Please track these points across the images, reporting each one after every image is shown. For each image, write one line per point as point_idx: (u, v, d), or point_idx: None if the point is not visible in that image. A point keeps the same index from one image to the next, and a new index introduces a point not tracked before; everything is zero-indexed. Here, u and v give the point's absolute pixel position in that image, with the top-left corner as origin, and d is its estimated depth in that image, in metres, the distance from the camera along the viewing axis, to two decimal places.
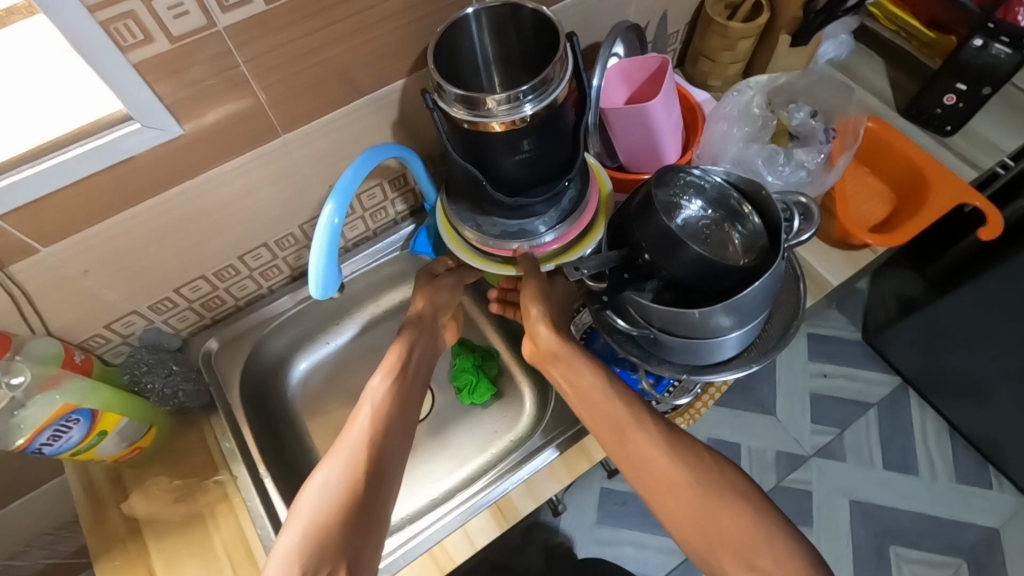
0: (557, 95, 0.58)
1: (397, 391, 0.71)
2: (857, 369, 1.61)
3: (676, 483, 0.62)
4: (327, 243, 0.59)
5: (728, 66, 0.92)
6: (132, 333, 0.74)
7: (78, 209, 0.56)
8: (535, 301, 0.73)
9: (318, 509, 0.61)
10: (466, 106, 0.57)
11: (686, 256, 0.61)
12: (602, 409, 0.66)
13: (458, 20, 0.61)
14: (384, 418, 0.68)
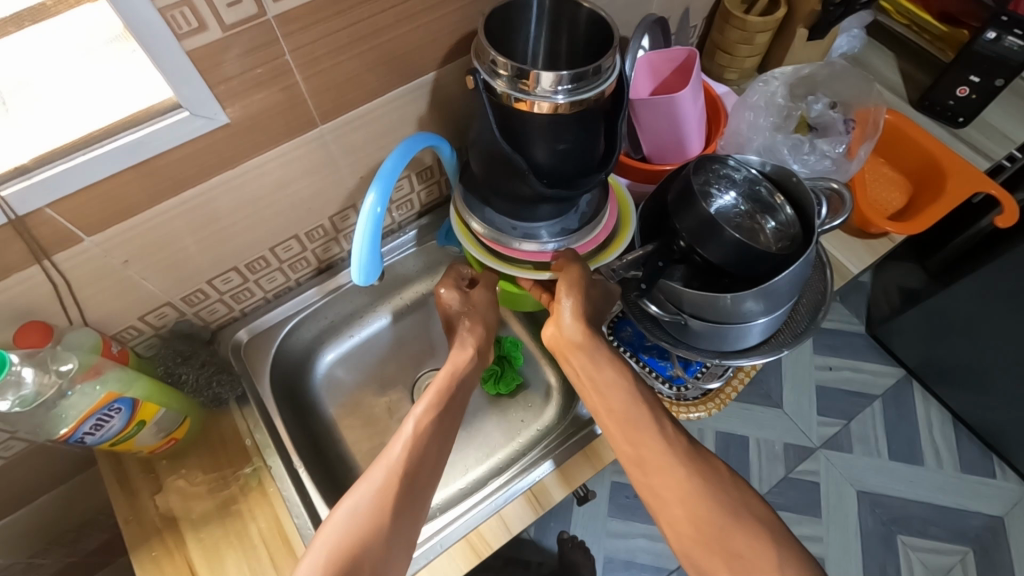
0: (603, 88, 0.57)
1: (437, 422, 0.69)
2: (862, 362, 1.64)
3: (684, 489, 0.61)
4: (368, 233, 0.60)
5: (745, 60, 0.94)
6: (165, 325, 0.74)
7: (123, 197, 0.57)
8: (569, 296, 0.67)
9: (352, 521, 0.59)
10: (511, 79, 0.56)
11: (725, 240, 0.62)
12: (620, 406, 0.65)
13: (519, 5, 0.61)
14: (422, 447, 0.66)
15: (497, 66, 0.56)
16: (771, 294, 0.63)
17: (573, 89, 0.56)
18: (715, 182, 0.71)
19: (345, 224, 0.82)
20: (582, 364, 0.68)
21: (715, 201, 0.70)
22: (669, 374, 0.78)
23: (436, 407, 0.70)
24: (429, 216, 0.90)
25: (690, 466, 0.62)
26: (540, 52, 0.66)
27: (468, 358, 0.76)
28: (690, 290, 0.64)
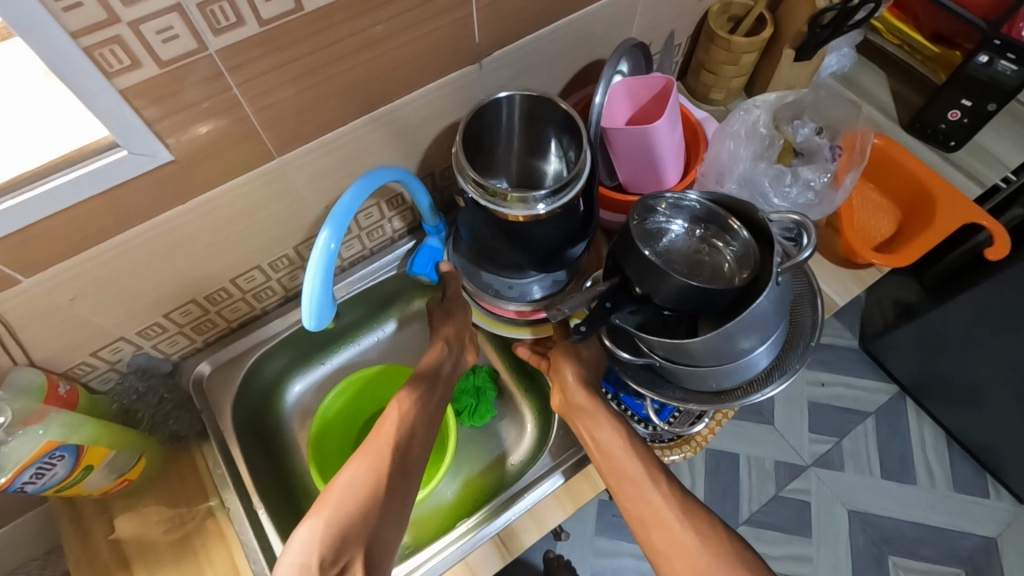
0: (569, 199, 0.62)
1: (416, 412, 0.68)
2: (854, 377, 1.61)
3: (683, 545, 0.61)
4: (320, 275, 0.56)
5: (730, 81, 0.91)
6: (120, 359, 0.71)
7: (61, 238, 0.54)
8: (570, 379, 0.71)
9: (367, 462, 0.63)
10: (483, 190, 0.62)
11: (670, 284, 0.60)
12: (629, 470, 0.64)
13: (493, 99, 0.64)
14: (405, 428, 0.66)
15: (469, 181, 0.62)
16: (737, 334, 0.61)
17: (547, 202, 0.62)
18: (660, 216, 0.69)
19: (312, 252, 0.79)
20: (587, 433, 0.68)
21: (663, 240, 0.69)
22: (645, 414, 0.75)
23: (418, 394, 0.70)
24: (403, 241, 0.87)
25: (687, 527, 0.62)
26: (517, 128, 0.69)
27: (443, 347, 0.75)
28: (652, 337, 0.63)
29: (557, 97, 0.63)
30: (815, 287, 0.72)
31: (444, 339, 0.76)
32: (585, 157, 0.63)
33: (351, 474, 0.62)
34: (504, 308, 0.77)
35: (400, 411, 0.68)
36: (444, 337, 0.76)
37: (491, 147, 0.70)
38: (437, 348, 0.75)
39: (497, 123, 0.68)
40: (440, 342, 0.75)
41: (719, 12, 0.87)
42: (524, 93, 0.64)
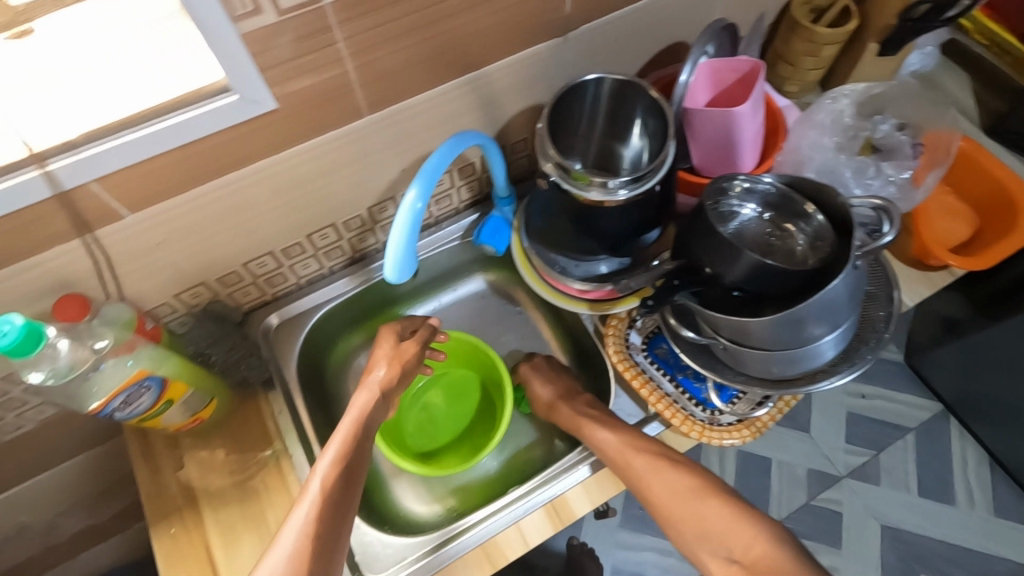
0: (650, 188, 0.63)
1: (349, 472, 0.63)
2: (895, 392, 1.57)
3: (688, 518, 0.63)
4: (406, 233, 0.58)
5: (808, 73, 0.89)
6: (198, 304, 0.75)
7: (166, 178, 0.56)
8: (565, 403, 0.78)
9: (307, 517, 0.58)
10: (560, 167, 0.62)
11: (744, 261, 0.60)
12: (630, 460, 0.66)
13: (584, 80, 0.65)
14: (338, 491, 0.61)
15: (550, 156, 0.62)
16: (807, 319, 0.61)
17: (627, 187, 0.62)
18: (732, 199, 0.68)
19: (383, 216, 0.80)
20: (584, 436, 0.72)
21: (732, 222, 0.67)
22: (703, 397, 0.73)
23: (350, 451, 0.64)
24: (467, 213, 0.88)
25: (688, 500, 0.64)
26: (602, 107, 0.69)
27: (375, 396, 0.70)
28: (719, 315, 0.64)
29: (649, 87, 0.64)
30: (893, 284, 0.70)
31: (378, 389, 0.71)
32: (669, 148, 0.62)
33: (287, 539, 0.57)
34: (566, 284, 0.77)
35: (335, 469, 0.62)
36: (377, 389, 0.71)
37: (576, 123, 0.69)
38: (369, 399, 0.70)
39: (582, 101, 0.68)
40: (375, 392, 0.70)
41: (803, 2, 0.85)
42: (614, 78, 0.65)
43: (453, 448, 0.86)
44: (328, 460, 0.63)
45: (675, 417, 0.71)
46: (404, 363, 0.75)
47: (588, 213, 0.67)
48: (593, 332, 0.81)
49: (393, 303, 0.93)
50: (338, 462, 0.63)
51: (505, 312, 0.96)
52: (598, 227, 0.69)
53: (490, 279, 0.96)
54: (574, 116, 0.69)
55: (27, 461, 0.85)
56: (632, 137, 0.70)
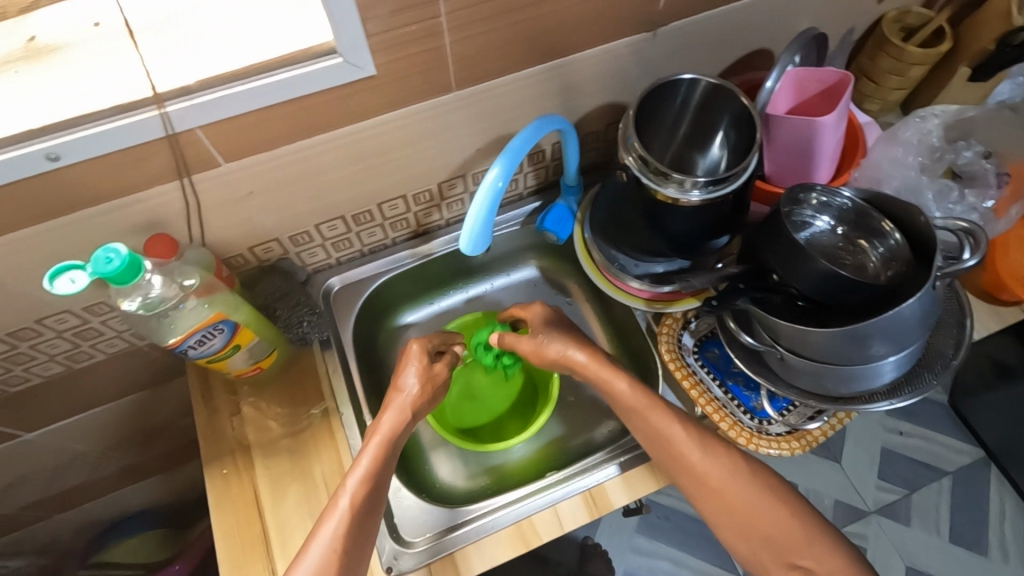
0: (727, 193, 0.62)
1: (372, 497, 0.64)
2: (934, 432, 1.51)
3: (708, 482, 0.64)
4: (484, 209, 0.59)
5: (891, 92, 0.87)
6: (268, 259, 0.78)
7: (263, 132, 0.59)
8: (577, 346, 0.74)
9: (337, 528, 0.61)
10: (641, 161, 0.63)
11: (817, 270, 0.59)
12: (660, 428, 0.66)
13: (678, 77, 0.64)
14: (362, 514, 0.62)
15: (632, 147, 0.63)
16: (875, 337, 0.60)
17: (702, 191, 0.62)
18: (806, 211, 0.68)
19: (450, 193, 0.82)
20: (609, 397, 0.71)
21: (802, 231, 0.67)
22: (752, 405, 0.72)
23: (376, 471, 0.65)
24: (530, 200, 0.89)
25: (708, 462, 0.65)
26: (689, 106, 0.68)
27: (405, 417, 0.69)
28: (783, 322, 0.63)
29: (742, 92, 0.63)
30: (967, 313, 0.68)
31: (407, 411, 0.70)
32: (751, 160, 0.62)
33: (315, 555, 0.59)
34: (623, 281, 0.77)
35: (359, 491, 0.63)
36: (406, 410, 0.70)
37: (659, 121, 0.69)
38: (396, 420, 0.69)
39: (670, 99, 0.67)
40: (402, 413, 0.70)
41: (893, 20, 0.83)
42: (708, 81, 0.64)
43: (493, 426, 0.88)
44: (353, 477, 0.64)
45: (723, 422, 0.71)
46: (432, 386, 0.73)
47: (660, 210, 0.67)
48: (645, 329, 0.82)
49: (446, 281, 0.95)
50: (364, 481, 0.64)
51: (555, 302, 0.96)
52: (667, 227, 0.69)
53: (543, 267, 0.97)
54: (660, 113, 0.68)
55: (91, 391, 0.89)
56: (711, 148, 0.71)
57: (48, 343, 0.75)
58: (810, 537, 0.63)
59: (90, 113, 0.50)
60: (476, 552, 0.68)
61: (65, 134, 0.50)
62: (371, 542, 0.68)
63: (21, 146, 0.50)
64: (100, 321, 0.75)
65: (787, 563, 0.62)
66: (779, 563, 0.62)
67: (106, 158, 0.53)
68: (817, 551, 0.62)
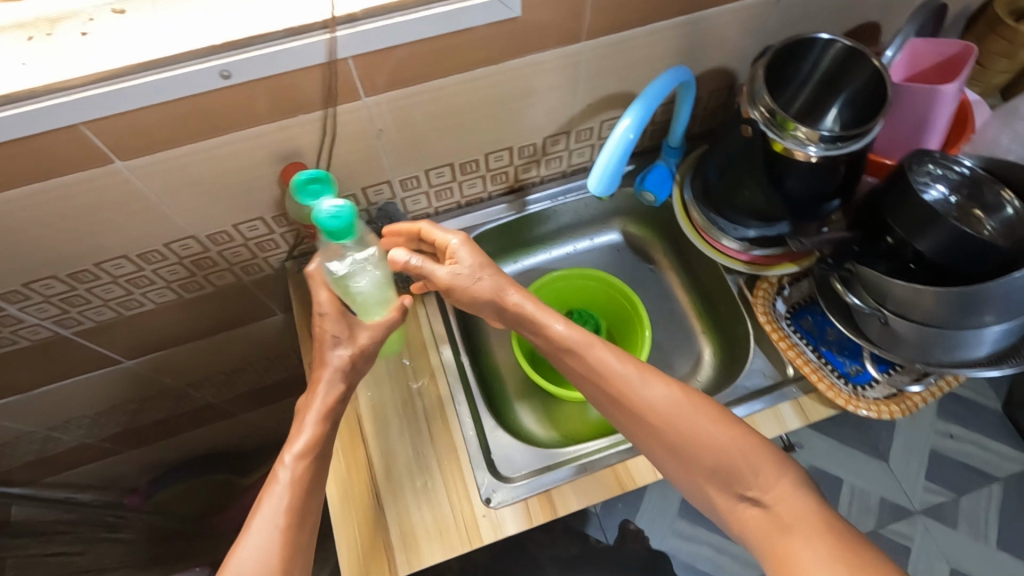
0: (851, 150, 0.63)
1: (314, 465, 0.59)
2: (986, 439, 1.49)
3: (654, 415, 0.61)
4: (617, 151, 0.60)
5: (995, 76, 0.87)
6: (376, 202, 0.81)
7: (405, 68, 0.61)
8: (514, 287, 0.67)
9: (281, 502, 0.55)
10: (767, 114, 0.64)
11: (941, 231, 0.60)
12: (598, 360, 0.63)
13: (808, 38, 0.65)
14: (303, 491, 0.57)
15: (760, 101, 0.64)
16: (991, 302, 0.61)
17: (823, 147, 0.63)
18: (921, 179, 0.65)
19: (552, 149, 0.84)
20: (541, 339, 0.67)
21: (925, 197, 0.63)
22: (847, 370, 0.74)
23: (312, 446, 0.59)
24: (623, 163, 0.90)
25: (647, 392, 0.62)
26: (813, 73, 0.68)
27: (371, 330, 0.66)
28: (897, 282, 0.64)
29: (873, 54, 0.63)
30: None
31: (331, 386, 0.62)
32: (877, 125, 0.62)
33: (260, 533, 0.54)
34: (720, 242, 0.80)
35: (301, 464, 0.58)
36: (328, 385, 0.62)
37: (780, 88, 0.69)
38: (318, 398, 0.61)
39: (795, 64, 0.67)
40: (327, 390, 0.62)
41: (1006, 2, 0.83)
42: (843, 45, 0.64)
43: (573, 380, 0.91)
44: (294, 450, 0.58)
45: (821, 382, 0.71)
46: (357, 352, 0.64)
47: (776, 168, 0.68)
48: (736, 294, 0.83)
49: (532, 240, 0.97)
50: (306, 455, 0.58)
51: (636, 268, 0.98)
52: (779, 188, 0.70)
53: (628, 233, 0.99)
54: (785, 78, 0.68)
55: (191, 323, 0.94)
56: (824, 118, 0.70)
57: (168, 268, 0.79)
58: (756, 464, 0.57)
59: (263, 34, 0.53)
60: (572, 491, 0.70)
61: (240, 52, 0.53)
62: (469, 474, 0.71)
63: (199, 61, 0.53)
64: (217, 250, 0.79)
65: (735, 491, 0.58)
66: (724, 488, 0.58)
67: (270, 80, 0.56)
68: (764, 480, 0.57)
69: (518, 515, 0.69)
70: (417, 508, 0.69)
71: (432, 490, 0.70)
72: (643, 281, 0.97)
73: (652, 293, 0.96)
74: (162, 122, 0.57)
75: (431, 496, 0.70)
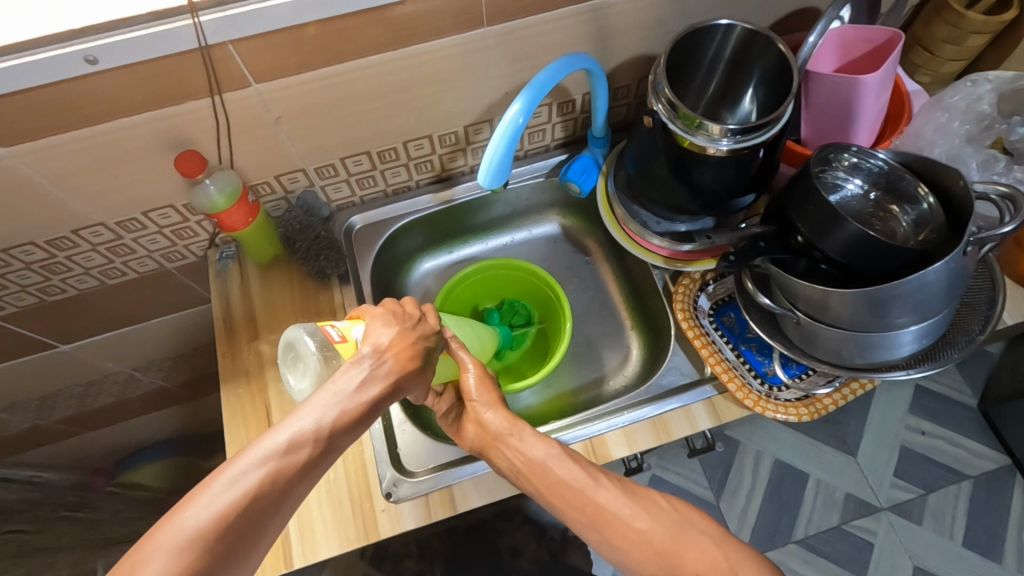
0: (758, 142, 0.61)
1: (317, 461, 0.45)
2: (957, 435, 1.32)
3: (644, 541, 0.49)
4: (504, 143, 0.59)
5: (946, 63, 0.82)
6: (294, 191, 0.80)
7: (286, 52, 0.59)
8: (492, 406, 0.59)
9: (270, 481, 0.42)
10: (670, 107, 0.62)
11: (843, 230, 0.57)
12: (568, 473, 0.53)
13: (711, 26, 0.63)
14: (298, 479, 0.43)
15: (661, 94, 0.62)
16: (897, 304, 0.57)
17: (732, 140, 0.61)
18: (837, 172, 0.65)
19: (476, 137, 0.82)
20: (514, 451, 0.56)
21: (832, 195, 0.64)
22: (763, 370, 0.72)
23: (337, 430, 0.45)
24: (556, 152, 0.88)
25: (635, 508, 0.50)
26: (724, 57, 0.66)
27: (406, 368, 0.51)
28: (804, 283, 0.61)
29: (777, 37, 0.61)
30: (1000, 288, 0.65)
31: (389, 379, 0.50)
32: (787, 107, 0.59)
33: (231, 487, 0.41)
34: (645, 239, 0.77)
35: (301, 451, 0.44)
36: (385, 374, 0.50)
37: (689, 76, 0.68)
38: (371, 385, 0.49)
39: (701, 50, 0.66)
40: (381, 380, 0.49)
41: None
42: (745, 29, 0.62)
43: (500, 373, 0.89)
44: (318, 418, 0.45)
45: (732, 383, 0.70)
46: (414, 357, 0.53)
47: (685, 165, 0.66)
48: (661, 289, 0.81)
49: (468, 230, 0.95)
50: (321, 437, 0.44)
51: (575, 261, 0.96)
52: (693, 184, 0.68)
53: (566, 225, 0.97)
54: (693, 66, 0.67)
55: (122, 310, 0.93)
56: (741, 102, 0.69)
57: (83, 255, 0.78)
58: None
59: (126, 19, 0.52)
60: (474, 488, 0.69)
61: (105, 36, 0.52)
62: (372, 469, 0.71)
63: (62, 46, 0.52)
64: (133, 237, 0.78)
65: None
66: None
67: (141, 66, 0.55)
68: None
69: (418, 510, 0.68)
70: (318, 502, 0.69)
71: (334, 484, 0.70)
72: (580, 274, 0.95)
73: (587, 286, 0.94)
74: (35, 109, 0.56)
75: (332, 489, 0.69)
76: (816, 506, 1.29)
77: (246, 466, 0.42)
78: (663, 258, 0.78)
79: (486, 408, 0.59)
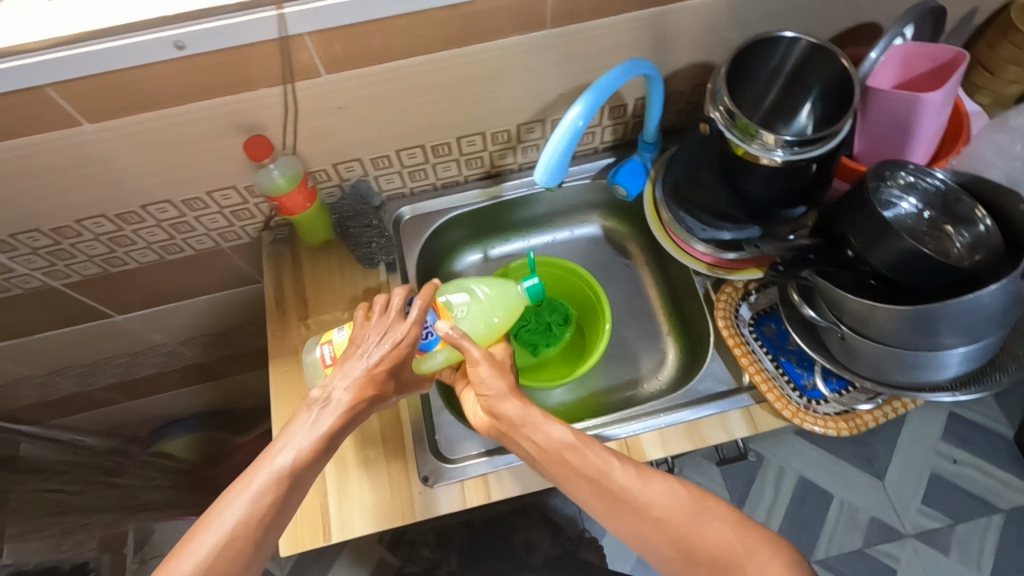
0: (814, 155, 0.61)
1: (285, 496, 0.56)
2: (990, 465, 1.29)
3: (662, 519, 0.52)
4: (562, 144, 0.60)
5: (1008, 86, 0.81)
6: (348, 179, 0.82)
7: (359, 46, 0.61)
8: (504, 397, 0.62)
9: (247, 514, 0.53)
10: (728, 117, 0.63)
11: (895, 245, 0.58)
12: (585, 455, 0.57)
13: (774, 38, 0.63)
14: (271, 514, 0.54)
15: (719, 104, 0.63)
16: (944, 326, 0.57)
17: (787, 151, 0.61)
18: (893, 189, 0.64)
19: (527, 137, 0.83)
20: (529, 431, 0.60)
21: (890, 212, 0.63)
22: (803, 383, 0.72)
23: (305, 465, 0.57)
24: (604, 155, 0.90)
25: (649, 490, 0.54)
26: (783, 69, 0.67)
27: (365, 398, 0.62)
28: (849, 297, 0.61)
29: (841, 52, 0.61)
30: None
31: (348, 411, 0.61)
32: (846, 123, 0.60)
33: (213, 532, 0.52)
34: (689, 245, 0.77)
35: (270, 490, 0.55)
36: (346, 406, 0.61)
37: (747, 87, 0.68)
38: (333, 417, 0.60)
39: (761, 61, 0.66)
40: (340, 413, 0.60)
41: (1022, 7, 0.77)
42: (808, 42, 0.63)
43: (537, 368, 0.91)
44: (287, 458, 0.56)
45: (770, 393, 0.70)
46: (375, 385, 0.63)
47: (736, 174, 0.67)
48: (702, 296, 0.81)
49: (511, 226, 0.97)
50: (291, 472, 0.56)
51: (615, 263, 0.97)
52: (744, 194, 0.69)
53: (607, 227, 0.98)
54: (752, 76, 0.67)
55: (175, 285, 0.97)
56: (797, 116, 0.70)
57: (148, 230, 0.82)
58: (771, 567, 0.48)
59: (214, 7, 0.55)
60: (508, 478, 0.71)
61: (193, 24, 0.55)
62: (411, 452, 0.73)
63: (153, 31, 0.55)
64: (195, 216, 0.81)
65: None
66: None
67: (223, 53, 0.58)
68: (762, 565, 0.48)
69: (453, 496, 0.70)
70: (357, 479, 0.71)
71: (373, 463, 0.72)
72: (618, 277, 0.96)
73: (625, 288, 0.95)
74: (122, 88, 0.59)
75: (371, 469, 0.72)
76: (838, 527, 1.27)
77: (233, 507, 0.53)
78: (706, 264, 0.79)
79: (499, 399, 0.63)
